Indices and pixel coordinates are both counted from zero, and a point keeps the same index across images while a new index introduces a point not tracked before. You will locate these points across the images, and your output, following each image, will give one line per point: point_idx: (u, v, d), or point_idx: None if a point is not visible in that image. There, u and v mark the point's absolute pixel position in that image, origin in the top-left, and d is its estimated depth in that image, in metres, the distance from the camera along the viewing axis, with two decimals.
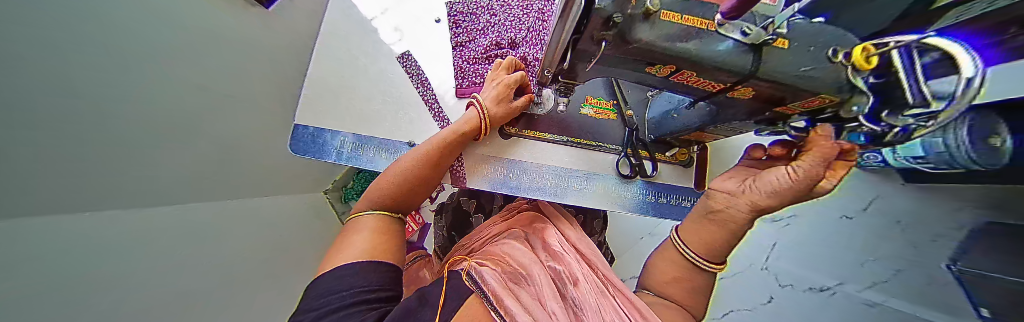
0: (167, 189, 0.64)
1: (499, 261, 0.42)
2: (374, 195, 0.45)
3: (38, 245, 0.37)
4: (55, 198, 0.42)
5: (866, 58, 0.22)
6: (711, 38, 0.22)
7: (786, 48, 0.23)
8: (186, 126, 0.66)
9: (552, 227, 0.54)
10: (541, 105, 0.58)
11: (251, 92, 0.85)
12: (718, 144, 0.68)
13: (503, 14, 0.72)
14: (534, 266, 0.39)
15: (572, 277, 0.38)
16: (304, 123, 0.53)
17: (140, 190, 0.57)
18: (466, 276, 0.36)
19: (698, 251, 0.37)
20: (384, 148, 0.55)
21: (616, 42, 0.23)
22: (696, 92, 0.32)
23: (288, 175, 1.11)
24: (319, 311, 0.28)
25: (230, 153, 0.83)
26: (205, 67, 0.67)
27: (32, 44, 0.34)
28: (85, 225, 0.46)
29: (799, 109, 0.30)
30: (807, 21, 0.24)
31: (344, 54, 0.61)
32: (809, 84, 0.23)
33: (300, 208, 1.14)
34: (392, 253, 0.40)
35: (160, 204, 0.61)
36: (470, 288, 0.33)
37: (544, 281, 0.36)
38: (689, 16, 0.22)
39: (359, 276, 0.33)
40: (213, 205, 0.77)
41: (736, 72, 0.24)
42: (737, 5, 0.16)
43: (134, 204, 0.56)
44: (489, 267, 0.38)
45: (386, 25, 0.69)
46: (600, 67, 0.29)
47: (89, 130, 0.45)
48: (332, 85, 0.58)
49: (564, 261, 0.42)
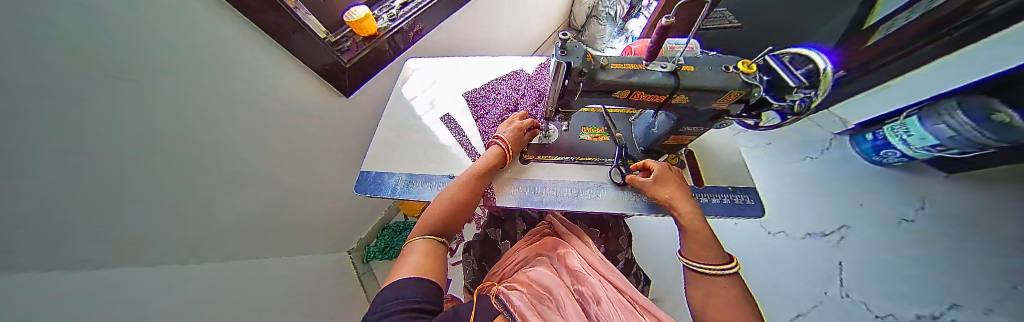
0: (213, 240, 0.70)
1: (527, 285, 0.48)
2: (424, 224, 0.55)
3: (107, 252, 0.43)
4: (131, 237, 0.47)
5: (745, 66, 0.38)
6: (644, 72, 0.37)
7: (691, 71, 0.38)
8: (242, 181, 0.78)
9: (571, 249, 0.61)
10: (548, 137, 0.72)
11: (323, 161, 1.11)
12: (702, 140, 0.71)
13: (515, 77, 0.96)
14: (560, 291, 0.44)
15: (595, 297, 0.44)
16: (368, 170, 0.70)
17: (196, 237, 0.64)
18: (494, 300, 0.41)
19: (692, 258, 0.44)
20: (427, 182, 0.68)
21: (590, 82, 0.39)
22: (653, 106, 0.45)
23: (316, 233, 1.20)
24: (382, 313, 0.35)
25: (278, 209, 0.96)
26: (281, 135, 0.87)
27: (178, 108, 0.54)
28: (149, 268, 0.50)
29: (731, 102, 0.41)
30: (699, 58, 0.40)
31: (400, 120, 0.82)
32: (718, 88, 0.37)
33: (318, 273, 1.13)
34: (433, 272, 0.46)
35: (206, 254, 0.67)
36: (498, 310, 0.39)
37: (569, 302, 0.42)
38: (627, 64, 0.38)
39: (408, 287, 0.39)
40: (247, 260, 0.81)
41: (667, 87, 0.37)
42: (653, 49, 0.33)
43: (185, 250, 0.61)
44: (516, 292, 0.43)
45: (425, 99, 0.89)
46: (582, 100, 0.44)
47: (168, 177, 0.55)
48: (389, 141, 0.77)
49: (587, 283, 0.48)
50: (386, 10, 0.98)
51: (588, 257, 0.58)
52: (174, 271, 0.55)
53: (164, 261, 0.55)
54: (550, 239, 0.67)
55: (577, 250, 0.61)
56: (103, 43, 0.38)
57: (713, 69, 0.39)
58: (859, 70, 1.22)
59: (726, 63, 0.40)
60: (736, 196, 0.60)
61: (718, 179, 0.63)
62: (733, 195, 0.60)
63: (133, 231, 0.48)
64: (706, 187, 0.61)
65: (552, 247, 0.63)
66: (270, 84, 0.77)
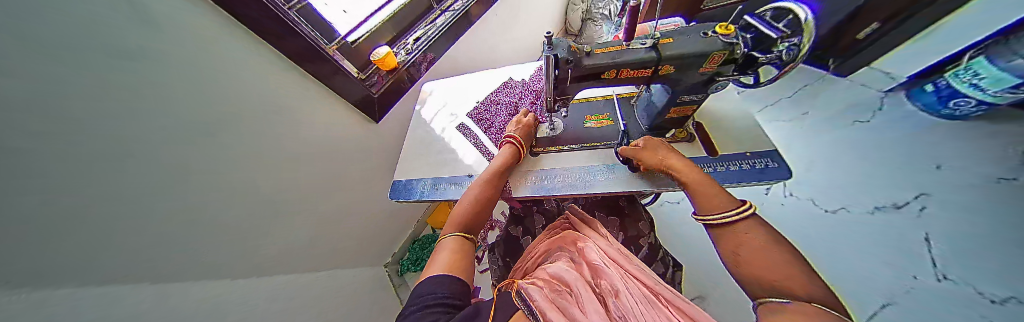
0: (256, 261, 0.79)
1: (546, 280, 0.50)
2: (452, 223, 0.60)
3: (131, 276, 0.47)
4: (155, 262, 0.52)
5: (722, 29, 0.43)
6: (626, 51, 0.45)
7: (671, 42, 0.44)
8: (275, 206, 0.87)
9: (590, 243, 0.62)
10: (554, 129, 0.76)
11: (360, 182, 1.26)
12: (708, 109, 0.71)
13: (519, 82, 1.03)
14: (580, 285, 0.45)
15: (613, 290, 0.44)
16: (398, 178, 0.80)
17: (233, 257, 0.71)
18: (514, 296, 0.43)
19: (710, 212, 0.44)
20: (450, 183, 0.76)
21: (577, 67, 0.46)
22: (643, 81, 0.50)
23: (355, 250, 1.32)
24: (417, 307, 0.41)
25: (319, 229, 1.08)
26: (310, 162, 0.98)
27: (203, 145, 0.62)
28: (184, 288, 0.56)
29: (716, 65, 0.45)
30: (675, 32, 0.47)
31: (422, 133, 0.93)
32: (697, 52, 0.42)
33: (356, 287, 1.22)
34: (459, 269, 0.50)
35: (248, 274, 0.75)
36: (517, 306, 0.40)
37: (588, 296, 0.42)
38: (609, 48, 0.46)
39: (436, 284, 0.45)
40: (291, 277, 0.90)
41: (648, 60, 0.44)
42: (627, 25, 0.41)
43: (225, 271, 0.68)
44: (536, 288, 0.45)
45: (442, 113, 0.99)
46: (576, 86, 0.51)
47: (201, 206, 0.63)
48: (414, 153, 0.88)
49: (605, 276, 0.49)
50: (403, 47, 1.13)
51: (607, 250, 0.59)
52: (213, 289, 0.62)
53: (207, 282, 0.62)
54: (570, 233, 0.68)
55: (596, 243, 0.62)
56: (118, 90, 0.44)
57: (690, 37, 0.45)
58: (893, 18, 1.19)
59: (705, 29, 0.45)
60: (755, 160, 0.58)
61: (733, 146, 0.62)
62: (750, 160, 0.58)
63: (157, 254, 0.53)
64: (721, 155, 0.61)
65: (571, 241, 0.65)
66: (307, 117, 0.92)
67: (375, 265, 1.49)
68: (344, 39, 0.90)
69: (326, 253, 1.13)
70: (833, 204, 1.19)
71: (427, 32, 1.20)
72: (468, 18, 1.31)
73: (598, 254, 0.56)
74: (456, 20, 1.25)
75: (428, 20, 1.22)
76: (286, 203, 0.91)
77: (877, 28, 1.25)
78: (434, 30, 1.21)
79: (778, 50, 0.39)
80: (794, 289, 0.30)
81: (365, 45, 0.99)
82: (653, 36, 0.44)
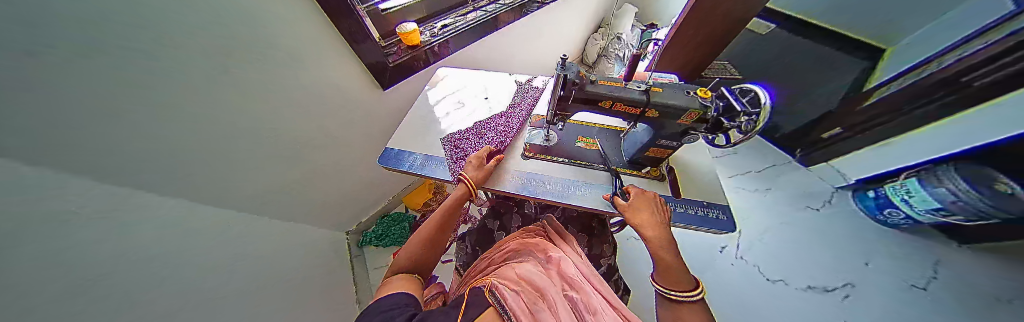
0: (224, 194, 0.77)
1: (518, 282, 0.50)
2: (398, 263, 0.57)
3: (106, 178, 0.47)
4: (128, 167, 0.52)
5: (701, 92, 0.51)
6: (624, 89, 0.52)
7: (660, 91, 0.52)
8: (263, 147, 0.86)
9: (565, 256, 0.65)
10: (548, 139, 0.81)
11: (350, 146, 1.24)
12: (683, 158, 0.79)
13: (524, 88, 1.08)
14: (556, 295, 0.47)
15: (589, 306, 0.46)
16: (392, 147, 0.84)
17: (205, 183, 0.70)
18: (488, 294, 0.42)
19: (665, 284, 0.48)
20: (439, 163, 0.80)
21: (579, 89, 0.52)
22: (631, 118, 0.57)
23: (323, 210, 1.29)
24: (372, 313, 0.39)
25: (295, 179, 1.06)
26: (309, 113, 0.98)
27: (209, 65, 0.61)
28: (149, 202, 0.55)
29: (691, 120, 0.53)
30: (667, 83, 0.54)
31: (426, 112, 0.97)
32: (677, 105, 0.50)
33: (312, 248, 1.18)
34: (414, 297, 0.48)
35: (211, 204, 0.73)
36: (491, 303, 0.40)
37: (561, 306, 0.44)
38: (610, 82, 0.53)
39: (389, 300, 0.43)
40: (254, 219, 0.88)
41: (638, 101, 0.51)
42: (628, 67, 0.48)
43: (192, 195, 0.67)
44: (512, 289, 0.45)
45: (449, 98, 1.03)
46: (575, 106, 0.57)
47: (191, 126, 0.62)
48: (413, 128, 0.91)
49: (581, 291, 0.51)
50: (429, 29, 1.19)
51: (584, 269, 0.62)
52: (175, 212, 0.60)
53: (170, 201, 0.60)
54: (541, 241, 0.72)
55: (571, 259, 0.65)
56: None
57: (676, 91, 0.53)
58: (853, 128, 1.38)
59: (690, 88, 0.53)
60: (710, 210, 0.66)
61: (695, 194, 0.70)
62: (707, 209, 0.66)
63: (132, 159, 0.52)
64: (684, 199, 0.69)
65: (542, 249, 0.68)
66: (327, 71, 0.95)
67: (337, 231, 1.44)
68: (377, 6, 0.95)
69: (292, 205, 1.09)
70: (776, 275, 1.40)
71: (455, 23, 1.26)
72: (498, 21, 1.38)
73: (574, 270, 0.58)
74: (485, 20, 1.32)
75: (460, 14, 1.30)
76: (273, 145, 0.90)
77: (840, 132, 1.45)
78: (463, 23, 1.27)
79: (740, 121, 0.47)
80: None
81: (394, 16, 1.03)
82: (647, 82, 0.51)
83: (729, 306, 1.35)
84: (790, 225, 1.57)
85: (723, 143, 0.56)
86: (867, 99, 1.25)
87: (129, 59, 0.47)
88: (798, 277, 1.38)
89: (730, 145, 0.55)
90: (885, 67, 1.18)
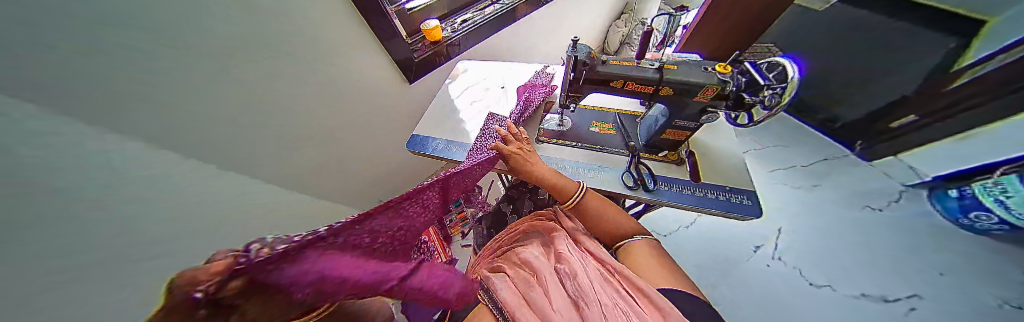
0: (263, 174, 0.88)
1: (514, 266, 0.57)
2: None
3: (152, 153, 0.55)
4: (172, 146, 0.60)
5: (720, 68, 0.51)
6: (636, 68, 0.53)
7: (674, 68, 0.52)
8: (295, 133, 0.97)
9: (562, 233, 0.67)
10: (562, 125, 0.83)
11: (380, 136, 1.37)
12: (704, 143, 0.76)
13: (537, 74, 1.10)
14: (548, 274, 0.52)
15: (573, 273, 0.51)
16: (417, 133, 0.93)
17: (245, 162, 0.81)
18: (481, 290, 0.50)
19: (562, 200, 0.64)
20: (459, 148, 0.87)
21: (590, 70, 0.54)
22: (645, 98, 0.57)
23: (354, 193, 1.44)
24: None
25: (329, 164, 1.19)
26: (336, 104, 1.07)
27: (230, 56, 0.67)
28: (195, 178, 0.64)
29: (710, 98, 0.53)
30: (684, 62, 0.54)
31: (446, 103, 1.04)
32: (693, 82, 0.51)
33: None
34: None
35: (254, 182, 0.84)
36: (484, 299, 0.48)
37: (551, 283, 0.50)
38: (623, 61, 0.54)
39: None
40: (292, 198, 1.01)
41: (651, 79, 0.52)
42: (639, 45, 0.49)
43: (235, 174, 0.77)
44: (503, 278, 0.52)
45: (467, 89, 1.09)
46: (587, 88, 0.58)
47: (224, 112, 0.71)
48: (435, 116, 0.99)
49: (567, 262, 0.54)
50: (450, 25, 1.25)
51: (580, 240, 0.66)
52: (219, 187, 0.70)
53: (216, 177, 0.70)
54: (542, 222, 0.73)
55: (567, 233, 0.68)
56: None
57: (693, 69, 0.52)
58: (931, 115, 1.24)
59: (709, 65, 0.52)
60: (730, 194, 0.64)
61: (717, 179, 0.67)
62: (727, 194, 0.64)
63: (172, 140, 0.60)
64: (703, 183, 0.67)
65: (543, 230, 0.71)
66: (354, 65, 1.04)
67: None
68: (403, 6, 1.02)
69: (326, 188, 1.23)
70: (821, 280, 1.27)
71: (474, 17, 1.31)
72: (516, 12, 1.39)
73: (566, 244, 0.61)
74: (503, 13, 1.34)
75: (479, 8, 1.34)
76: (307, 133, 1.02)
77: (914, 120, 1.30)
78: (481, 17, 1.32)
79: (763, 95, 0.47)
80: (641, 235, 0.64)
81: (418, 14, 1.11)
82: (660, 60, 0.52)
83: (754, 304, 1.26)
84: (839, 224, 1.40)
85: (748, 120, 0.55)
86: (957, 79, 1.11)
87: (129, 59, 0.50)
88: (851, 284, 1.24)
89: (754, 122, 0.54)
90: (980, 45, 1.05)
